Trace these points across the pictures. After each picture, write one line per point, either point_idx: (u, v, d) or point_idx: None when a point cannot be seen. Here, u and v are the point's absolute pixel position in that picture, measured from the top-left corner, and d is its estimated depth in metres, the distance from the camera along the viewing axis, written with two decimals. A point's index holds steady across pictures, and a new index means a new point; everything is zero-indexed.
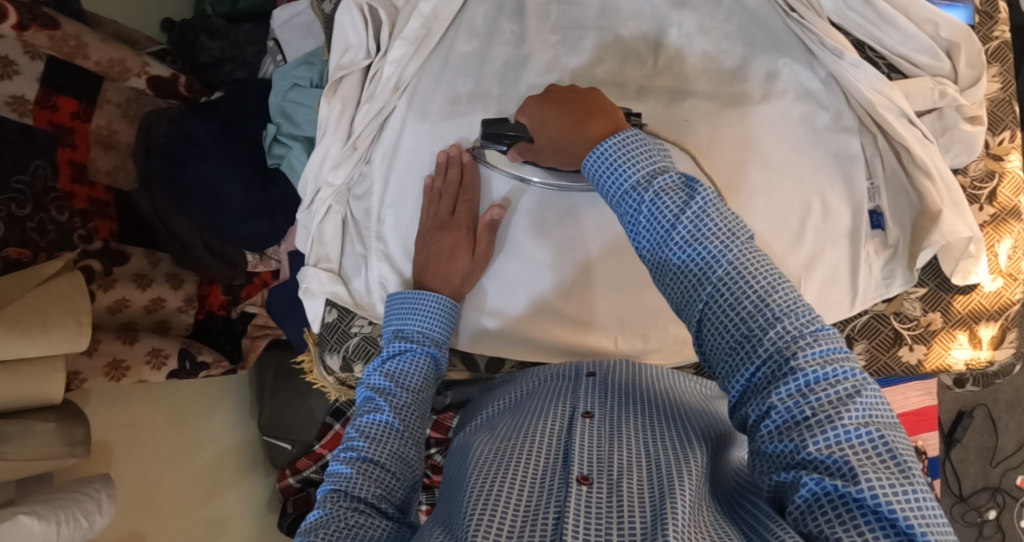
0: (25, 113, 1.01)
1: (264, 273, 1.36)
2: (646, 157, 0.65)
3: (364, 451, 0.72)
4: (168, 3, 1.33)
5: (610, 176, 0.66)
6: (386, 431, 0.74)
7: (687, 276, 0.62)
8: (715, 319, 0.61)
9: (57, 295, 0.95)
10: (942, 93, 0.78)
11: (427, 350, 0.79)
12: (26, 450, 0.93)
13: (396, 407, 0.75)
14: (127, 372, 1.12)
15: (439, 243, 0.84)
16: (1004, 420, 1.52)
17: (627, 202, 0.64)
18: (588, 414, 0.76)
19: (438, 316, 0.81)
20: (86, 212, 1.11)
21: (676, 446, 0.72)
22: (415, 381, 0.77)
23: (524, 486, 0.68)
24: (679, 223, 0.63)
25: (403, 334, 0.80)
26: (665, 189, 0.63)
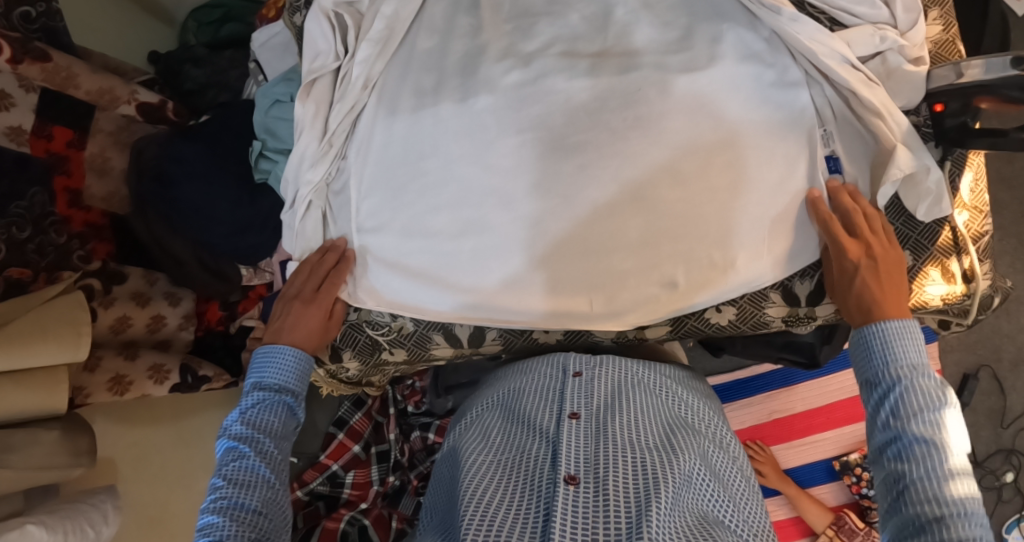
0: (22, 142, 1.06)
1: (259, 287, 1.37)
2: (910, 347, 0.79)
3: (230, 497, 0.82)
4: (153, 36, 1.41)
5: (876, 350, 0.80)
6: (253, 476, 0.84)
7: (912, 456, 0.74)
8: (921, 489, 0.72)
9: (55, 315, 0.99)
10: (883, 37, 0.82)
11: (283, 397, 0.92)
12: (32, 459, 0.95)
13: (261, 452, 0.87)
14: (130, 387, 1.14)
15: (289, 315, 0.94)
16: (1010, 380, 1.51)
17: (884, 382, 0.79)
18: (574, 415, 0.93)
19: (290, 366, 0.93)
20: (84, 234, 1.16)
21: (654, 448, 0.88)
22: (274, 426, 0.90)
23: (518, 484, 0.87)
24: (926, 415, 0.75)
25: (261, 386, 0.92)
26: (924, 384, 0.77)
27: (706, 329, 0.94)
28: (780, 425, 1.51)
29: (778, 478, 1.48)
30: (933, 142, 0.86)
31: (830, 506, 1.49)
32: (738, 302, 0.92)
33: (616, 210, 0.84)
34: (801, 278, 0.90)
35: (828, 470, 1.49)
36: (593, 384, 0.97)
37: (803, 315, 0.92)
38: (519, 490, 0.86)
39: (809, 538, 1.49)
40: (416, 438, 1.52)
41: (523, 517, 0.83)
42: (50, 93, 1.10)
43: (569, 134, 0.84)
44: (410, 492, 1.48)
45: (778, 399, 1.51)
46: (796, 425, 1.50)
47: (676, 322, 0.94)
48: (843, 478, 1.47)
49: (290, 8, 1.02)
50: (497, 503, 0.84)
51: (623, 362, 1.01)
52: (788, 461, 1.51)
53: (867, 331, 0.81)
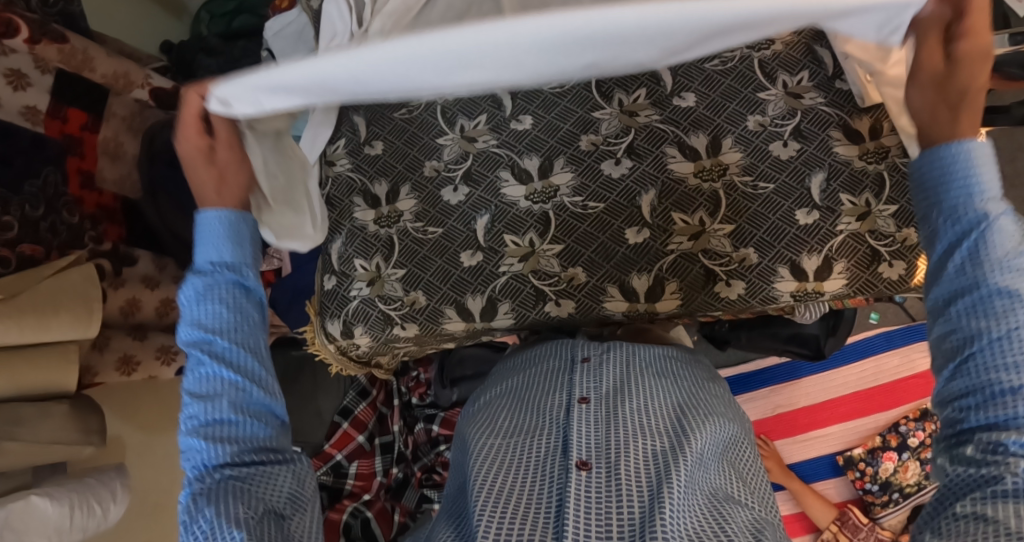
0: (38, 122, 1.08)
1: (267, 274, 1.36)
2: (991, 180, 0.70)
3: (206, 415, 0.75)
4: (166, 27, 1.43)
5: (957, 176, 0.71)
6: (222, 383, 0.76)
7: (990, 311, 0.67)
8: (995, 355, 0.67)
9: (67, 285, 0.99)
10: None
11: (225, 277, 0.78)
12: (43, 434, 0.95)
13: (222, 351, 0.77)
14: (138, 367, 1.15)
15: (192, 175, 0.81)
16: None
17: (961, 222, 0.70)
18: (583, 400, 0.91)
19: (224, 235, 0.80)
20: (95, 216, 1.17)
21: (666, 432, 0.86)
22: (229, 320, 0.78)
23: (529, 471, 0.86)
24: (1010, 264, 0.68)
25: (197, 273, 0.79)
26: (1007, 227, 0.69)
27: (715, 304, 0.94)
28: (784, 420, 1.51)
29: (782, 473, 1.48)
30: None
31: (835, 502, 1.49)
32: (749, 276, 0.92)
33: None
34: (808, 253, 0.89)
35: (831, 466, 1.49)
36: (601, 371, 0.96)
37: (812, 289, 0.91)
38: (531, 477, 0.85)
39: (812, 535, 1.49)
40: (420, 430, 1.52)
41: (536, 506, 0.82)
42: (66, 75, 1.12)
43: None
44: (414, 485, 1.49)
45: (782, 393, 1.51)
46: (800, 420, 1.51)
47: (686, 295, 0.94)
48: (847, 473, 1.47)
49: None
50: (509, 491, 0.83)
51: (632, 347, 1.00)
52: (792, 456, 1.51)
53: (946, 155, 0.71)
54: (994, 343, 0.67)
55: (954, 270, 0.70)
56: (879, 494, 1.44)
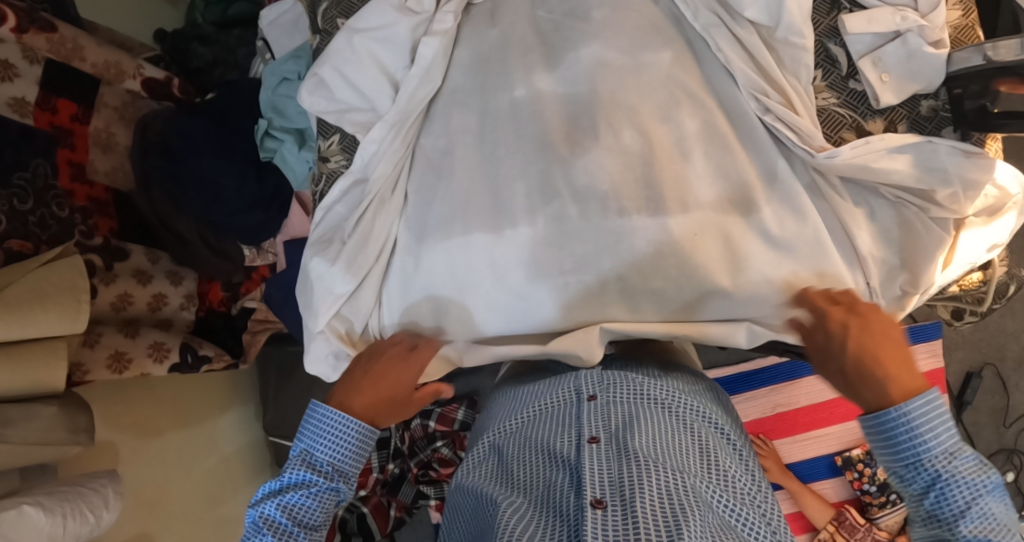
0: (26, 114, 1.05)
1: (261, 268, 1.36)
2: (941, 430, 0.71)
3: (268, 530, 0.83)
4: (159, 14, 1.39)
5: (899, 437, 0.72)
6: (294, 511, 0.85)
7: (971, 536, 0.68)
8: None
9: (55, 278, 0.97)
10: (903, 17, 0.80)
11: (331, 486, 0.86)
12: (29, 435, 0.94)
13: (293, 537, 0.84)
14: (129, 365, 1.12)
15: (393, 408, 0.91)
16: (1013, 379, 1.53)
17: (909, 458, 0.72)
18: (594, 439, 0.85)
19: (353, 452, 0.87)
20: (86, 209, 1.14)
21: (681, 469, 0.80)
22: (311, 520, 0.86)
23: (544, 517, 0.80)
24: (974, 506, 0.69)
25: (310, 461, 0.86)
26: (967, 469, 0.70)
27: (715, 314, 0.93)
28: (784, 420, 1.50)
29: (780, 473, 1.48)
30: (952, 125, 0.83)
31: (831, 502, 1.49)
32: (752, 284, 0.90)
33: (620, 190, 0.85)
34: None
35: (830, 466, 1.48)
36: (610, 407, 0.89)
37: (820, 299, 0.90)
38: (544, 518, 0.80)
39: (810, 534, 1.49)
40: (417, 426, 1.50)
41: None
42: (55, 64, 1.09)
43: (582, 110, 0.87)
44: (410, 480, 1.50)
45: (782, 393, 1.50)
46: (799, 419, 1.49)
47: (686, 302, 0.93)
48: (845, 474, 1.46)
49: None
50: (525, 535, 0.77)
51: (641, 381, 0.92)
52: (791, 455, 1.50)
53: (885, 416, 0.73)
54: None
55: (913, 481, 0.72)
56: (878, 496, 1.44)
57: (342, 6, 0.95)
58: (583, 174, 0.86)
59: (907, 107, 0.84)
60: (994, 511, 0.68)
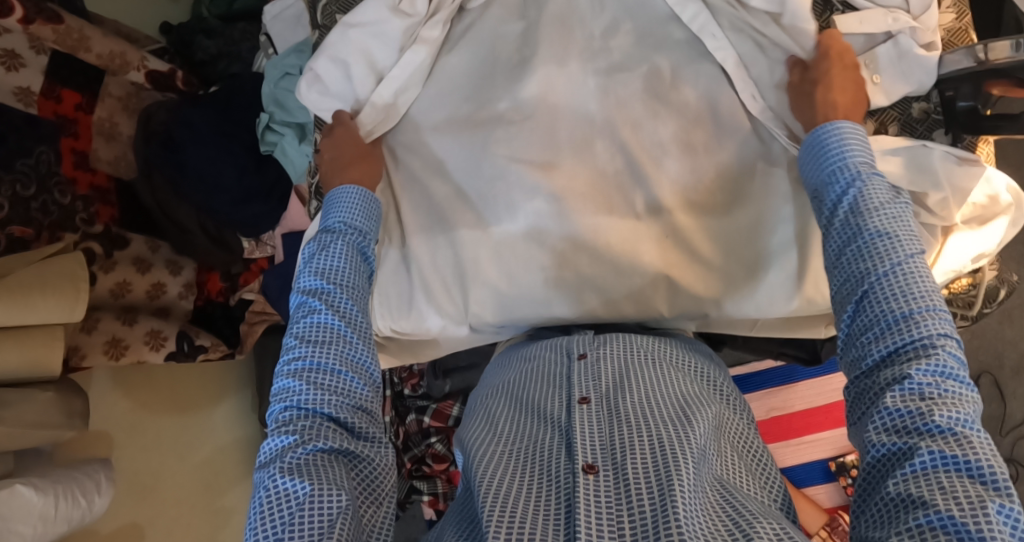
0: (31, 103, 1.07)
1: (260, 260, 1.35)
2: (860, 149, 0.75)
3: (307, 356, 0.75)
4: (167, 8, 1.42)
5: (829, 152, 0.76)
6: (329, 332, 0.77)
7: (875, 255, 0.69)
8: (886, 294, 0.67)
9: (56, 265, 0.98)
10: (895, 19, 0.80)
11: (348, 239, 0.83)
12: (22, 417, 0.95)
13: (323, 339, 0.77)
14: (126, 351, 1.15)
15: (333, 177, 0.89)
16: (1010, 387, 1.52)
17: (837, 177, 0.74)
18: (584, 400, 0.92)
19: (358, 205, 0.86)
20: (87, 197, 1.15)
21: (670, 418, 0.85)
22: (342, 311, 0.79)
23: (538, 469, 0.84)
24: (884, 211, 0.71)
25: (318, 269, 0.81)
26: (877, 184, 0.72)
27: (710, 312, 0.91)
28: (780, 424, 1.50)
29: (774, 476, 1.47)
30: (943, 127, 0.84)
31: (825, 507, 1.48)
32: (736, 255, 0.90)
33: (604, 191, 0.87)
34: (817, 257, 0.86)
35: (824, 471, 1.48)
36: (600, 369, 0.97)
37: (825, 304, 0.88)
38: (539, 476, 0.84)
39: None
40: (412, 420, 1.50)
41: (545, 502, 0.80)
42: (61, 56, 1.11)
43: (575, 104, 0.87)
44: (404, 475, 1.51)
45: (778, 396, 1.50)
46: (794, 423, 1.49)
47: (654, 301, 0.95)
48: (839, 479, 1.46)
49: None
50: (514, 494, 0.80)
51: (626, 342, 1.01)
52: (786, 459, 1.50)
53: (820, 136, 0.77)
54: (880, 282, 0.68)
55: (835, 236, 0.73)
56: None
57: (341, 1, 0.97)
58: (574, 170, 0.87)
59: (900, 108, 0.84)
60: (907, 256, 0.68)
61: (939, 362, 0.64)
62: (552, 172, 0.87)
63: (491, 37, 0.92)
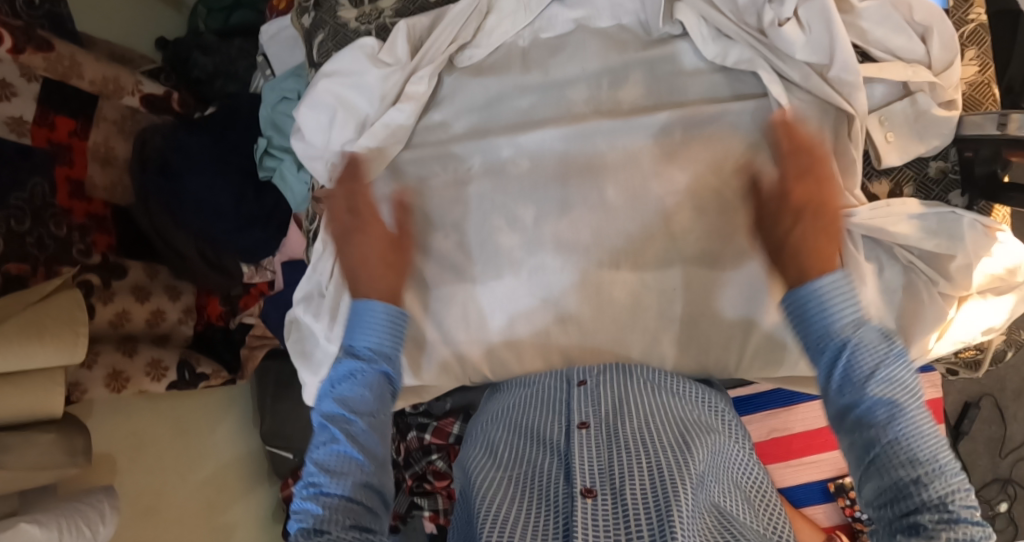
0: (24, 132, 1.04)
1: (260, 284, 1.36)
2: (850, 304, 0.70)
3: (325, 484, 0.71)
4: (161, 22, 1.38)
5: (814, 313, 0.70)
6: (348, 461, 0.73)
7: (877, 422, 0.65)
8: (893, 452, 0.64)
9: (55, 311, 0.99)
10: (916, 71, 0.78)
11: (379, 367, 0.79)
12: (27, 459, 0.96)
13: (351, 441, 0.74)
14: (127, 383, 1.13)
15: (358, 249, 0.82)
16: (1012, 409, 1.52)
17: (827, 350, 0.70)
18: (584, 424, 0.78)
19: (388, 328, 0.80)
20: (84, 227, 1.14)
21: (673, 446, 0.73)
22: (363, 411, 0.77)
23: (533, 507, 0.71)
24: (881, 375, 0.67)
25: (354, 352, 0.81)
26: (870, 340, 0.68)
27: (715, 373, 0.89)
28: (779, 445, 1.49)
29: None
30: (960, 188, 0.82)
31: (824, 526, 1.49)
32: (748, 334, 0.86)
33: (607, 246, 0.85)
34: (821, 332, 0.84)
35: (823, 492, 1.48)
36: (600, 393, 0.82)
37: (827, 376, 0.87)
38: (532, 504, 0.72)
39: None
40: (413, 437, 1.50)
41: (540, 530, 0.69)
42: (53, 82, 1.08)
43: (580, 157, 0.85)
44: (405, 490, 1.51)
45: (778, 418, 1.49)
46: (794, 444, 1.49)
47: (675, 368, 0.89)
48: (838, 500, 1.47)
49: (299, 9, 0.99)
50: (512, 520, 0.69)
51: (628, 371, 0.84)
52: (784, 480, 1.50)
53: (801, 293, 0.71)
54: (888, 447, 0.64)
55: (836, 414, 0.69)
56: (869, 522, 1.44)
57: (339, 39, 0.93)
58: (578, 224, 0.85)
59: (914, 168, 0.83)
60: (910, 416, 0.65)
61: (954, 514, 0.60)
62: (557, 225, 0.86)
63: (495, 84, 0.89)
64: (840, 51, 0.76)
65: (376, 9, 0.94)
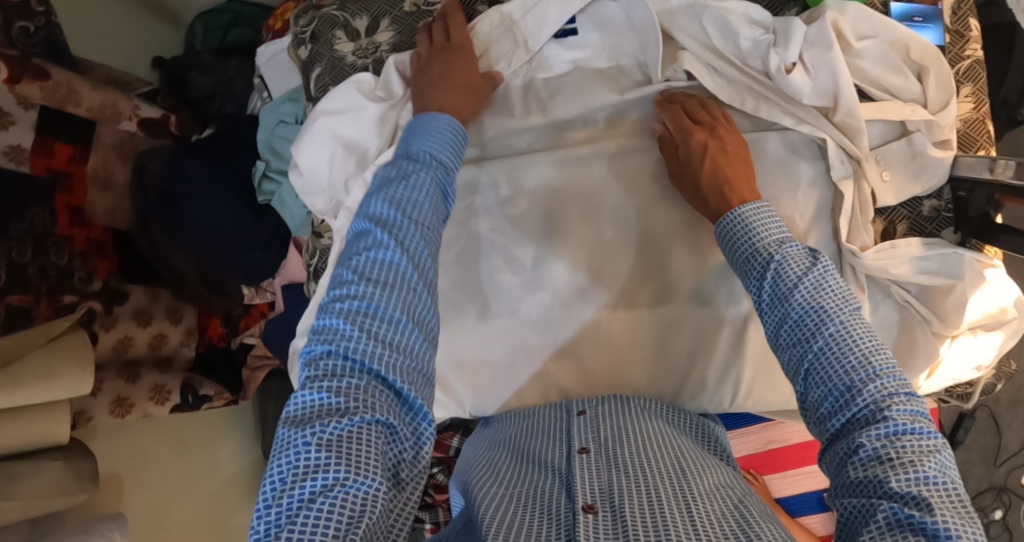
0: (23, 160, 1.03)
1: (260, 305, 1.36)
2: (772, 226, 0.73)
3: (370, 297, 0.66)
4: (157, 41, 1.38)
5: (740, 237, 0.74)
6: (393, 273, 0.68)
7: (805, 331, 0.66)
8: (826, 366, 0.65)
9: (62, 349, 1.00)
10: (915, 110, 0.79)
11: (436, 173, 0.75)
12: (37, 490, 0.97)
13: (405, 247, 0.70)
14: (131, 408, 1.14)
15: (437, 95, 0.82)
16: (1006, 419, 1.54)
17: (755, 266, 0.72)
18: (584, 449, 0.77)
19: (447, 136, 0.78)
20: (85, 254, 1.14)
21: (675, 470, 0.71)
22: (424, 216, 0.72)
23: (531, 519, 0.69)
24: (806, 283, 0.68)
25: (411, 155, 0.77)
26: (795, 254, 0.70)
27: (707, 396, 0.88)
28: (776, 456, 1.50)
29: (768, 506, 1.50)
30: (952, 227, 0.83)
31: (820, 535, 1.51)
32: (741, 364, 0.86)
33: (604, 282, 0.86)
34: None
35: (818, 501, 1.50)
36: (600, 422, 0.81)
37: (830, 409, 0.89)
38: (533, 519, 0.69)
39: None
40: None
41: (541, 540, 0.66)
42: (50, 111, 1.07)
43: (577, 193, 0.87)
44: None
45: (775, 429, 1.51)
46: (790, 455, 1.51)
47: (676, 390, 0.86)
48: None
49: (295, 40, 1.00)
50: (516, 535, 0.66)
51: (627, 403, 0.84)
52: (781, 490, 1.52)
53: (729, 220, 0.76)
54: (817, 359, 0.65)
55: (771, 321, 0.70)
56: None
57: (336, 72, 0.95)
58: (576, 258, 0.86)
59: (908, 207, 0.84)
60: (841, 322, 0.65)
61: (890, 419, 0.60)
62: (556, 263, 0.87)
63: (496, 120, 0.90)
64: (845, 94, 0.78)
65: (373, 42, 0.94)
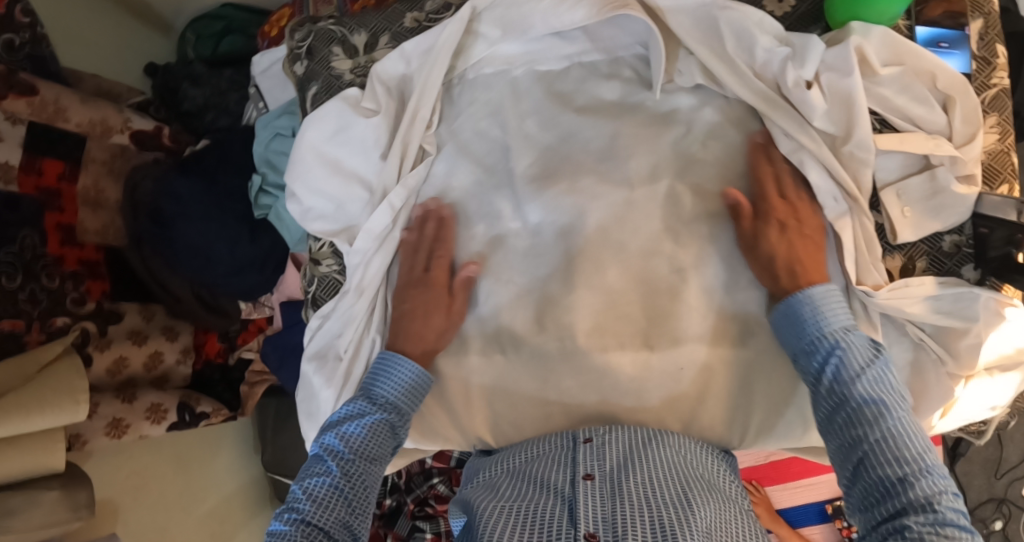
0: (10, 180, 0.99)
1: (259, 320, 1.35)
2: (840, 314, 0.74)
3: (306, 514, 0.75)
4: (149, 48, 1.34)
5: (807, 318, 0.75)
6: (329, 492, 0.77)
7: (863, 420, 0.68)
8: (881, 455, 0.66)
9: (55, 379, 0.96)
10: (938, 145, 0.77)
11: (382, 415, 0.82)
12: (32, 522, 0.95)
13: (344, 469, 0.78)
14: (127, 429, 1.12)
15: (414, 301, 0.87)
16: (1009, 431, 1.54)
17: (818, 349, 0.73)
18: (589, 475, 0.75)
19: (407, 384, 0.84)
20: (77, 274, 1.11)
21: (677, 500, 0.70)
22: (368, 449, 0.80)
23: None
24: (868, 376, 0.70)
25: (369, 394, 0.84)
26: (859, 346, 0.72)
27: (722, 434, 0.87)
28: (778, 469, 1.49)
29: (770, 518, 1.49)
30: (972, 263, 0.82)
31: None
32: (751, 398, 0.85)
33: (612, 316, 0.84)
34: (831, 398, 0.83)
35: (819, 513, 1.50)
36: (608, 448, 0.78)
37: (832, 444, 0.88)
38: None
39: None
40: (415, 462, 1.51)
41: None
42: (39, 128, 1.03)
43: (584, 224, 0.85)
44: (406, 514, 1.52)
45: None
46: (792, 467, 1.50)
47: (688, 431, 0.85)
48: (835, 521, 1.48)
49: (289, 55, 0.96)
50: None
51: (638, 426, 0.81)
52: (782, 501, 1.51)
53: (794, 301, 0.76)
54: (873, 448, 0.67)
55: (824, 403, 0.72)
56: None
57: (333, 92, 0.92)
58: (582, 293, 0.85)
59: (928, 243, 0.83)
60: (897, 419, 0.67)
61: (940, 515, 0.62)
62: (564, 297, 0.85)
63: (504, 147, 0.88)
64: (859, 126, 0.77)
65: (372, 60, 0.92)
